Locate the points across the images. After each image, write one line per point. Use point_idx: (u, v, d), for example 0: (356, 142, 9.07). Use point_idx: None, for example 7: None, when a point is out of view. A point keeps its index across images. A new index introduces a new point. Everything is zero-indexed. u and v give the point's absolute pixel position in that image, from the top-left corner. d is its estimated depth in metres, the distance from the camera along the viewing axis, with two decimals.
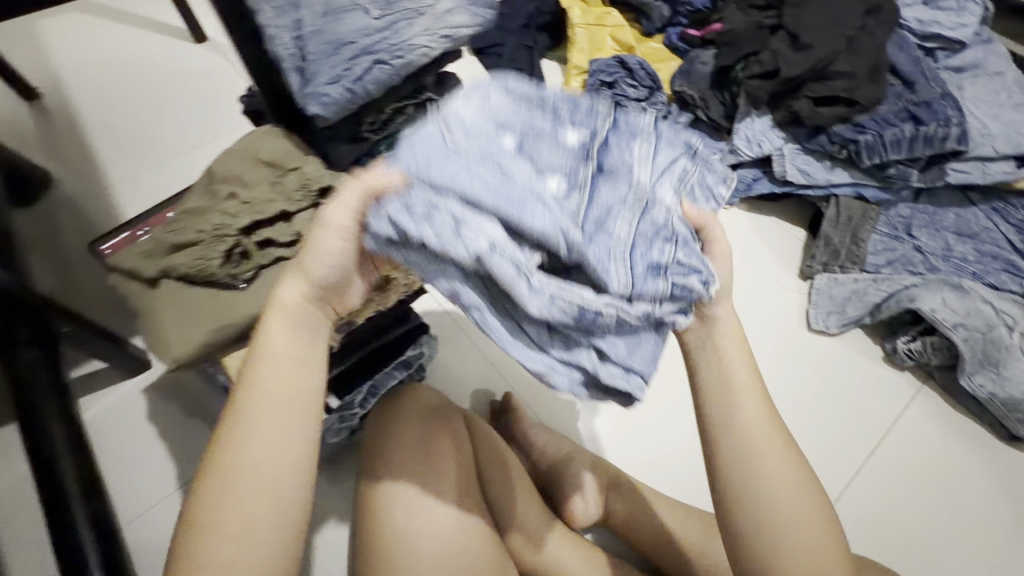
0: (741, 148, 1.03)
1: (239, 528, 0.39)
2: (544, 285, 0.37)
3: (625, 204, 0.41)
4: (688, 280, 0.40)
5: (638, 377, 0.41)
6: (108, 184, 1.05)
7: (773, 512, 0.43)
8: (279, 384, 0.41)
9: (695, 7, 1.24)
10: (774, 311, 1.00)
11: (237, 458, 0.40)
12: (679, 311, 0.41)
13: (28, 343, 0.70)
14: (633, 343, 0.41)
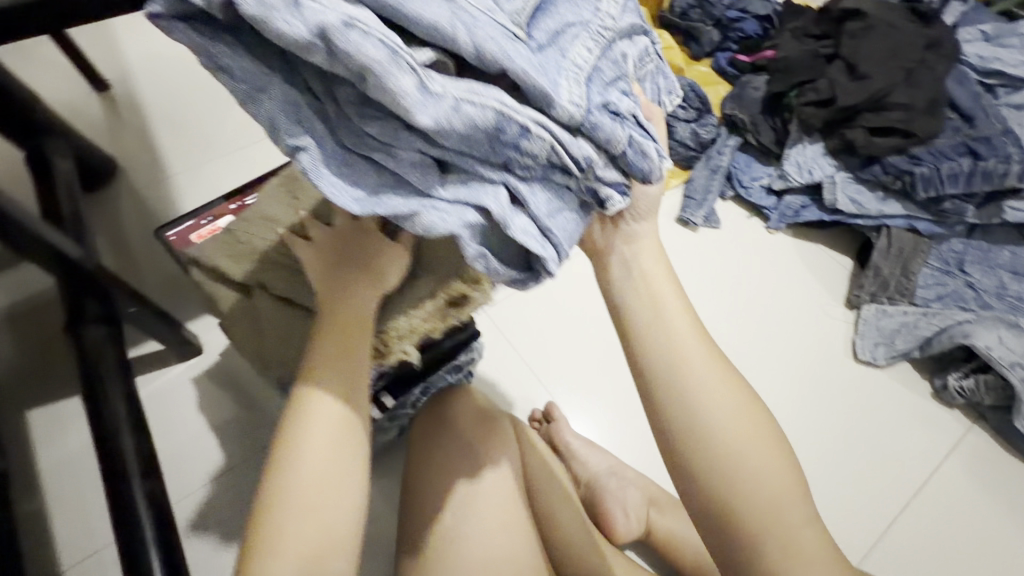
0: (791, 174, 1.04)
1: (312, 531, 0.41)
2: (445, 93, 0.33)
3: (579, 42, 0.39)
4: (645, 146, 0.40)
5: (553, 244, 0.40)
6: (169, 174, 1.09)
7: (741, 474, 0.41)
8: (348, 389, 0.44)
9: (746, 33, 1.26)
10: (819, 340, 0.99)
11: (304, 475, 0.41)
12: (620, 181, 0.41)
13: (97, 318, 0.72)
14: (551, 195, 0.40)
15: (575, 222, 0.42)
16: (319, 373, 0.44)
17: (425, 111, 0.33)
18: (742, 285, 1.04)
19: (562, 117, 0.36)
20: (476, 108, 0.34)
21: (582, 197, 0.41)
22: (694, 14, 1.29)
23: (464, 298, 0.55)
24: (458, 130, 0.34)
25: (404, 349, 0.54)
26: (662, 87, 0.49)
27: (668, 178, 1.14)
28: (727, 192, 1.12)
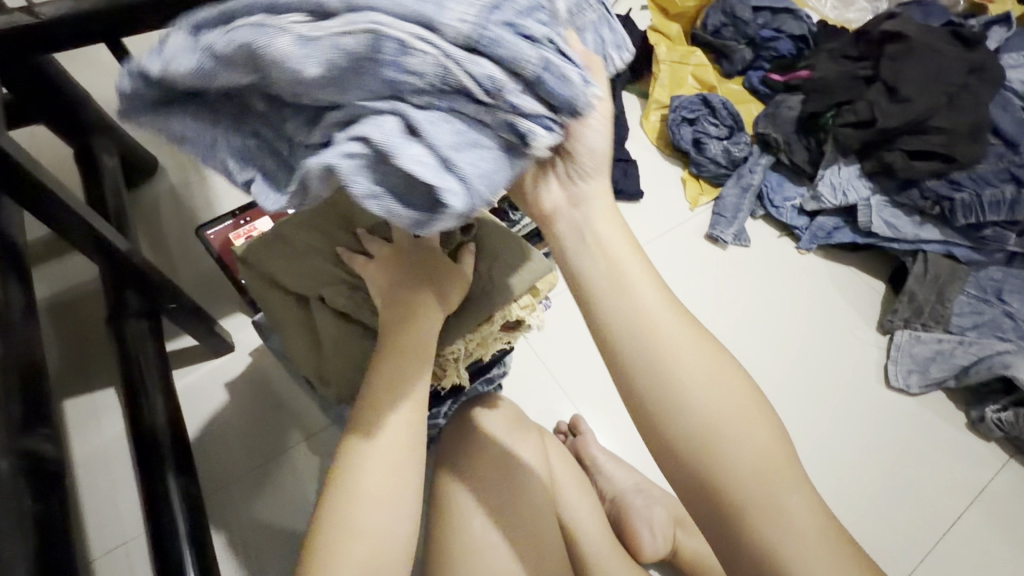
0: (825, 195, 1.03)
1: (366, 555, 0.44)
2: (318, 34, 0.31)
3: None
4: (565, 68, 0.33)
5: (459, 180, 0.33)
6: (206, 174, 1.11)
7: (720, 445, 0.40)
8: (405, 412, 0.47)
9: (780, 53, 1.26)
10: (850, 364, 0.97)
11: (361, 502, 0.45)
12: (545, 113, 0.34)
13: (138, 315, 0.75)
14: (464, 134, 0.33)
15: (497, 163, 0.34)
16: (377, 399, 0.47)
17: (297, 51, 0.32)
18: (771, 306, 1.02)
19: (449, 33, 0.31)
20: (342, 35, 0.31)
21: (501, 133, 0.34)
22: (726, 32, 1.30)
23: (516, 323, 0.63)
24: (327, 63, 0.32)
25: (457, 370, 0.61)
26: (608, 39, 0.43)
27: (698, 195, 1.14)
28: (757, 211, 1.11)
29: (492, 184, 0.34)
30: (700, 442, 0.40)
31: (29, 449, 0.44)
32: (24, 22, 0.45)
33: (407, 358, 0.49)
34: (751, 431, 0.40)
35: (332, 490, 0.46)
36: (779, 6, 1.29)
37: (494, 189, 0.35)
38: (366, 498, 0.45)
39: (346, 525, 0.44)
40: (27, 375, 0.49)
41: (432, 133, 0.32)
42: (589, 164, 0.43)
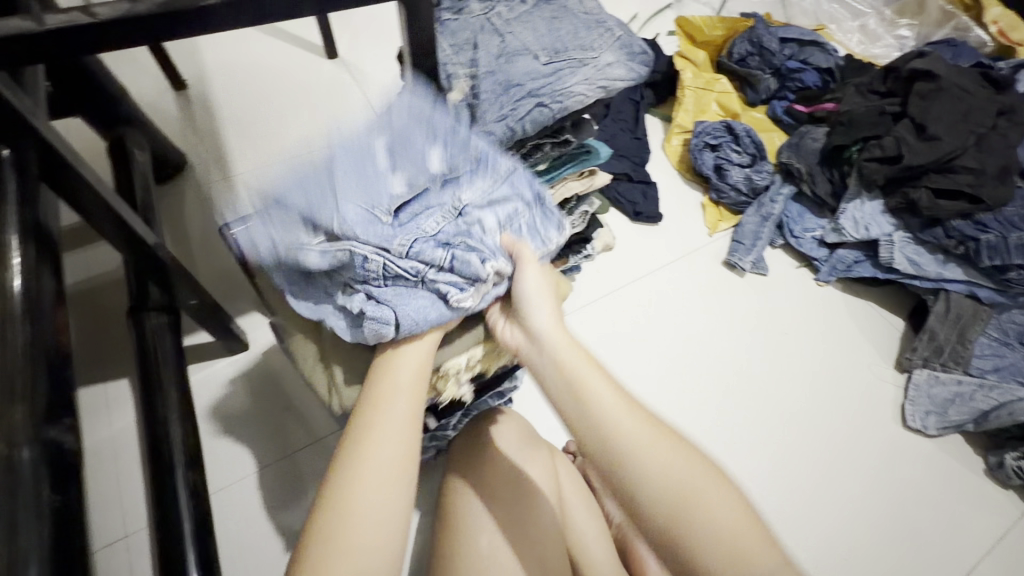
0: (846, 229, 1.03)
1: (368, 529, 0.45)
2: (323, 245, 0.49)
3: (441, 207, 0.51)
4: (468, 259, 0.49)
5: (393, 316, 0.48)
6: (232, 174, 1.13)
7: (693, 522, 0.42)
8: (399, 429, 0.48)
9: (806, 84, 1.27)
10: (865, 400, 0.95)
11: (362, 474, 0.46)
12: (461, 280, 0.49)
13: (159, 309, 0.76)
14: (404, 296, 0.49)
15: (428, 309, 0.50)
16: (372, 416, 0.48)
17: (316, 253, 0.49)
18: (786, 337, 1.01)
19: (399, 251, 0.49)
20: (335, 249, 0.49)
21: (431, 293, 0.50)
22: (753, 61, 1.29)
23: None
24: (328, 257, 0.49)
25: (458, 385, 0.58)
26: (548, 222, 0.56)
27: (717, 221, 1.14)
28: (777, 240, 1.11)
29: (422, 322, 0.50)
30: (671, 518, 0.43)
31: (51, 437, 0.44)
32: (81, 21, 0.46)
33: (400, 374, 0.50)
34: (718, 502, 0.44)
35: (324, 507, 0.46)
36: (806, 39, 1.31)
37: (424, 326, 0.50)
38: (361, 516, 0.45)
39: (337, 543, 0.44)
40: (54, 363, 0.50)
41: (381, 295, 0.49)
42: (541, 319, 0.51)
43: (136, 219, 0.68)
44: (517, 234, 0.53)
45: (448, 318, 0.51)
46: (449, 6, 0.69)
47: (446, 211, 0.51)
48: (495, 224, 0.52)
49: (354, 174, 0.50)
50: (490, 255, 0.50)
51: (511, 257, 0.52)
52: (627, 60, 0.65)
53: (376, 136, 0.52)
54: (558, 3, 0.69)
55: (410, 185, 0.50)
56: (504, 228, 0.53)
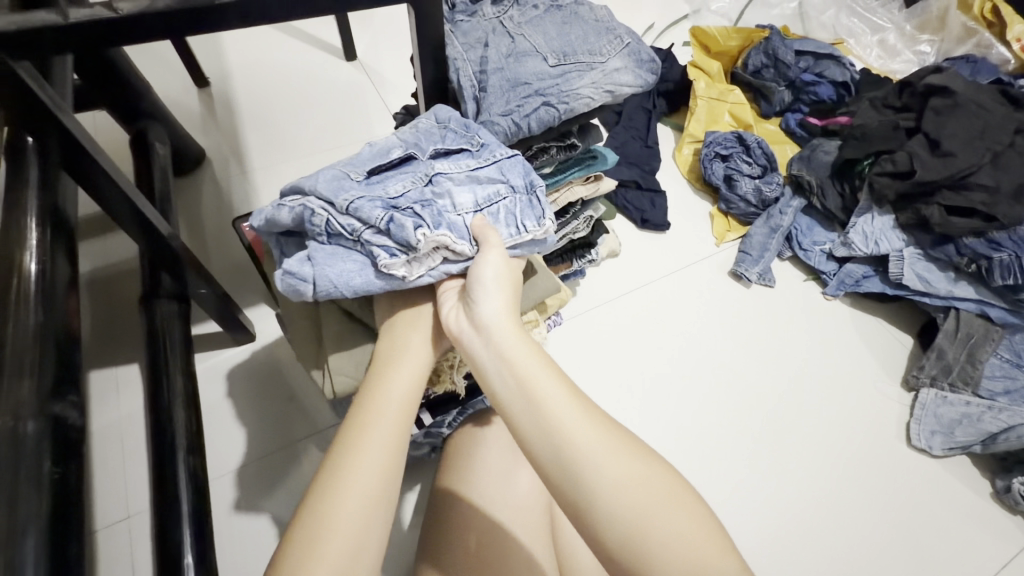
0: (855, 243, 1.02)
1: (354, 531, 0.46)
2: (289, 201, 0.52)
3: (412, 179, 0.53)
4: (403, 223, 0.48)
5: (318, 271, 0.49)
6: (248, 169, 1.16)
7: (648, 537, 0.43)
8: (386, 438, 0.49)
9: (820, 97, 1.27)
10: (870, 417, 0.94)
11: (353, 476, 0.47)
12: (393, 246, 0.49)
13: (170, 297, 0.78)
14: (341, 255, 0.50)
15: (353, 271, 0.50)
16: (364, 425, 0.50)
17: (284, 209, 0.52)
18: (790, 350, 1.00)
19: (342, 207, 0.50)
20: (296, 203, 0.52)
21: (363, 258, 0.50)
22: (767, 73, 1.30)
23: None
24: (291, 213, 0.52)
25: (453, 379, 0.62)
26: (524, 212, 0.55)
27: (725, 231, 1.14)
28: (785, 252, 1.10)
29: (343, 283, 0.50)
30: (628, 533, 0.43)
31: (57, 412, 0.46)
32: (102, 16, 0.48)
33: (395, 384, 0.52)
34: (672, 511, 0.45)
35: (307, 513, 0.46)
36: (823, 52, 1.29)
37: (346, 287, 0.50)
38: (345, 517, 0.46)
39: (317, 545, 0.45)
40: (63, 340, 0.52)
41: (318, 250, 0.51)
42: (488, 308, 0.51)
43: (153, 211, 0.70)
44: (493, 219, 0.54)
45: (376, 285, 0.51)
46: (462, 8, 0.70)
47: (414, 184, 0.53)
48: (466, 205, 0.54)
49: (365, 155, 0.56)
50: (429, 226, 0.50)
51: (473, 239, 0.53)
52: (636, 67, 0.66)
53: (398, 132, 0.58)
54: (569, 9, 0.69)
55: (396, 163, 0.55)
56: (473, 211, 0.54)
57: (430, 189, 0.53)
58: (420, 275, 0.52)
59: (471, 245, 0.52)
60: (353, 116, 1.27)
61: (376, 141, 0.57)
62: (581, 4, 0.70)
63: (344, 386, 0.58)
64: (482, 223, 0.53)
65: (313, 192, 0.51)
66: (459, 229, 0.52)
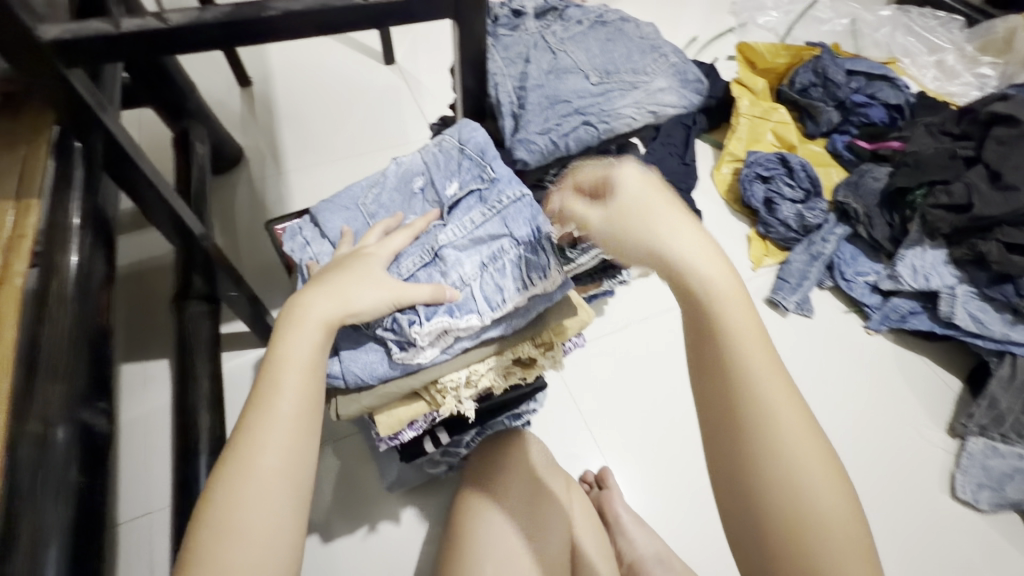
0: (903, 277, 0.97)
1: (271, 477, 0.42)
2: (311, 247, 0.57)
3: (420, 251, 0.52)
4: (400, 321, 0.49)
5: (334, 362, 0.51)
6: (284, 170, 1.18)
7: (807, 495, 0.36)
8: (292, 407, 0.44)
9: (871, 120, 1.21)
10: (909, 463, 0.89)
11: (268, 420, 0.43)
12: (398, 339, 0.50)
13: (201, 298, 0.79)
14: (356, 348, 0.51)
15: (375, 362, 0.51)
16: (266, 401, 0.44)
17: (304, 254, 0.57)
18: (826, 386, 0.96)
19: None
20: (315, 257, 0.56)
21: (381, 347, 0.51)
22: (815, 92, 1.25)
23: (530, 359, 0.57)
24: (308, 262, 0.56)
25: (458, 401, 0.54)
26: (532, 268, 0.51)
27: (762, 256, 1.10)
28: (826, 281, 1.05)
29: (367, 375, 0.51)
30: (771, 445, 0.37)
31: (84, 418, 0.46)
32: (152, 27, 0.48)
33: (299, 341, 0.46)
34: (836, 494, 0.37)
35: (204, 528, 0.40)
36: (876, 73, 1.25)
37: (370, 378, 0.51)
38: (264, 469, 0.42)
39: (216, 559, 0.39)
40: (95, 339, 0.52)
41: (341, 338, 0.52)
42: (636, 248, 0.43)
43: (189, 213, 0.73)
44: (498, 274, 0.51)
45: (395, 374, 0.52)
46: (503, 22, 0.69)
47: (421, 257, 0.52)
48: (470, 270, 0.51)
49: (391, 181, 0.59)
50: (423, 318, 0.49)
51: (469, 313, 0.50)
52: (680, 87, 0.63)
53: (422, 150, 0.59)
54: (614, 25, 0.67)
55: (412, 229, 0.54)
56: (478, 273, 0.50)
57: (435, 263, 0.52)
58: (434, 357, 0.51)
59: (477, 317, 0.49)
60: (388, 121, 1.27)
61: (402, 158, 0.59)
62: (626, 21, 0.68)
63: (348, 410, 0.52)
64: (487, 289, 0.50)
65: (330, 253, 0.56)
66: (465, 302, 0.50)
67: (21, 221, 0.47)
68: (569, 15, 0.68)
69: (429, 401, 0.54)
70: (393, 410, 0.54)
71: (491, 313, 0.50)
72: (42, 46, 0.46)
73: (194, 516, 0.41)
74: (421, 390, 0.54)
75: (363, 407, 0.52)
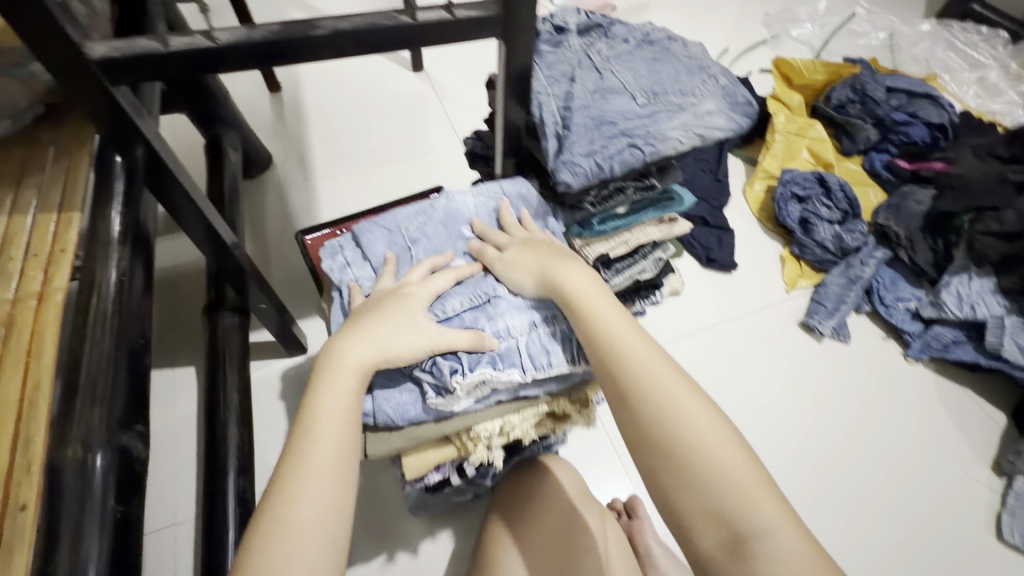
0: (947, 304, 0.93)
1: (307, 535, 0.42)
2: (353, 275, 0.56)
3: (469, 297, 0.52)
4: (441, 366, 0.48)
5: (366, 398, 0.50)
6: (312, 177, 1.17)
7: (699, 457, 0.40)
8: (329, 460, 0.44)
9: (911, 139, 1.18)
10: (951, 501, 0.86)
11: (303, 476, 0.43)
12: (436, 385, 0.49)
13: (233, 309, 0.79)
14: (392, 386, 0.50)
15: (407, 404, 0.50)
16: (301, 455, 0.44)
17: (345, 281, 0.56)
18: (863, 416, 0.93)
19: None
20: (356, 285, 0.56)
21: (416, 388, 0.50)
22: (852, 109, 1.22)
23: (564, 414, 0.56)
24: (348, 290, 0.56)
25: (489, 449, 0.53)
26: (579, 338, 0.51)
27: (796, 277, 1.07)
28: (864, 306, 1.02)
29: (398, 416, 0.50)
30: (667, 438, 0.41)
31: (124, 443, 0.46)
32: (200, 45, 0.47)
33: (334, 391, 0.46)
34: (736, 446, 0.40)
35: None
36: (918, 91, 1.21)
37: (400, 419, 0.50)
38: (301, 526, 0.42)
39: None
40: (133, 353, 0.52)
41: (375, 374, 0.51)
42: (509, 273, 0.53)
43: (219, 222, 0.71)
44: (545, 338, 0.51)
45: (428, 417, 0.50)
46: (546, 38, 0.66)
47: (471, 300, 0.52)
48: (520, 324, 0.51)
49: (439, 217, 0.59)
50: (466, 368, 0.48)
51: (511, 369, 0.49)
52: (728, 110, 0.61)
53: (475, 196, 0.62)
54: (661, 44, 0.65)
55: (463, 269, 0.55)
56: (528, 330, 0.51)
57: (483, 311, 0.52)
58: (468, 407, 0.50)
59: (518, 373, 0.49)
60: (415, 129, 1.27)
61: (455, 196, 0.61)
62: (674, 40, 0.66)
63: (377, 451, 0.50)
64: (533, 349, 0.50)
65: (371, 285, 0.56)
66: (511, 356, 0.50)
67: (61, 231, 0.51)
68: (614, 33, 0.66)
69: (459, 446, 0.53)
70: (424, 452, 0.53)
71: (533, 372, 0.50)
72: (91, 64, 0.46)
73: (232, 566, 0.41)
74: (453, 436, 0.53)
75: (393, 449, 0.51)
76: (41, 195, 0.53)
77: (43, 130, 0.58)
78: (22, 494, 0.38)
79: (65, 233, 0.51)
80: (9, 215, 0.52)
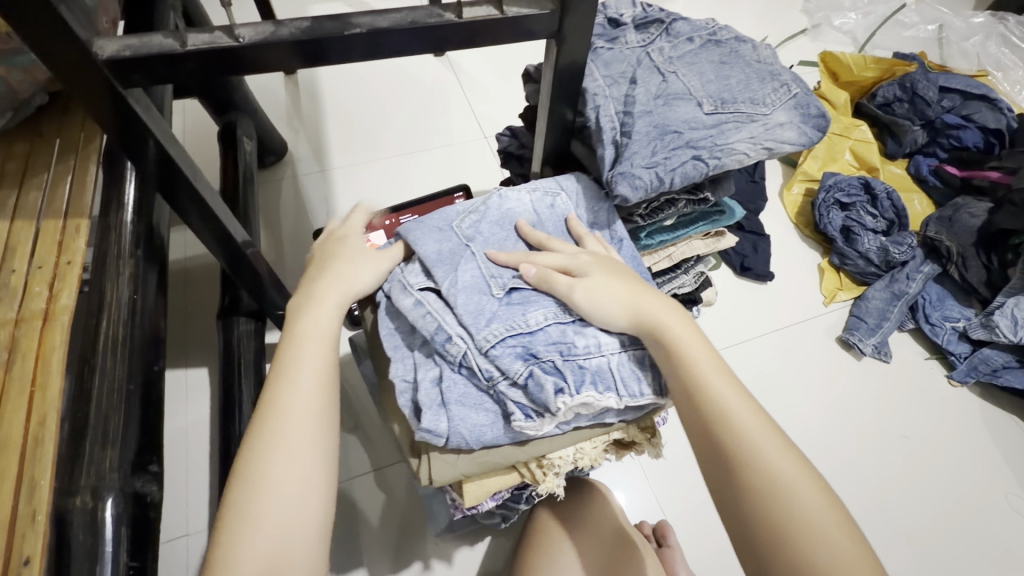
0: (1000, 328, 0.88)
1: (297, 437, 0.43)
2: (414, 283, 0.51)
3: (556, 309, 0.48)
4: (543, 383, 0.44)
5: (444, 416, 0.46)
6: (328, 167, 1.12)
7: (811, 521, 0.37)
8: (312, 373, 0.46)
9: (964, 144, 1.11)
10: (998, 532, 0.82)
11: (288, 384, 0.45)
12: (528, 405, 0.45)
13: (248, 314, 0.75)
14: (472, 404, 0.46)
15: (485, 425, 0.46)
16: (285, 373, 0.46)
17: (405, 290, 0.51)
18: (906, 442, 0.88)
19: (491, 347, 0.46)
20: (421, 290, 0.50)
21: (495, 408, 0.46)
22: (899, 108, 1.15)
23: (630, 441, 0.53)
24: (410, 298, 0.50)
25: (558, 479, 0.50)
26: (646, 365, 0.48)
27: (836, 289, 1.01)
28: (907, 323, 0.97)
29: (474, 439, 0.46)
30: (769, 492, 0.38)
31: (138, 487, 0.42)
32: (222, 44, 0.42)
33: (322, 315, 0.49)
34: (841, 520, 0.38)
35: (239, 476, 0.42)
36: (974, 92, 1.13)
37: (475, 442, 0.46)
38: (288, 430, 0.43)
39: (243, 520, 0.41)
40: (146, 379, 0.48)
41: (450, 388, 0.46)
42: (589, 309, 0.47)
43: (231, 220, 0.64)
44: (638, 364, 0.47)
45: (504, 439, 0.47)
46: (600, 32, 0.61)
47: (556, 313, 0.48)
48: (613, 341, 0.47)
49: (492, 216, 0.54)
50: (572, 388, 0.44)
51: (603, 393, 0.45)
52: (800, 122, 0.54)
53: (534, 196, 0.57)
54: (729, 45, 0.58)
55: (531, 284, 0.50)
56: (621, 349, 0.47)
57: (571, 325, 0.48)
58: (551, 430, 0.46)
59: (615, 399, 0.45)
60: (435, 118, 1.20)
61: (508, 194, 0.56)
62: (743, 41, 0.59)
63: (443, 475, 0.47)
64: (624, 372, 0.46)
65: (432, 292, 0.50)
66: (606, 378, 0.46)
67: (69, 240, 0.47)
68: (677, 30, 0.60)
69: (525, 475, 0.50)
70: (483, 479, 0.49)
71: (627, 400, 0.46)
72: (101, 65, 0.41)
73: (233, 466, 0.43)
74: (520, 464, 0.49)
75: (459, 474, 0.47)
76: (48, 194, 0.49)
77: (48, 126, 0.53)
78: (27, 548, 0.35)
79: (71, 242, 0.46)
80: (12, 218, 0.47)
